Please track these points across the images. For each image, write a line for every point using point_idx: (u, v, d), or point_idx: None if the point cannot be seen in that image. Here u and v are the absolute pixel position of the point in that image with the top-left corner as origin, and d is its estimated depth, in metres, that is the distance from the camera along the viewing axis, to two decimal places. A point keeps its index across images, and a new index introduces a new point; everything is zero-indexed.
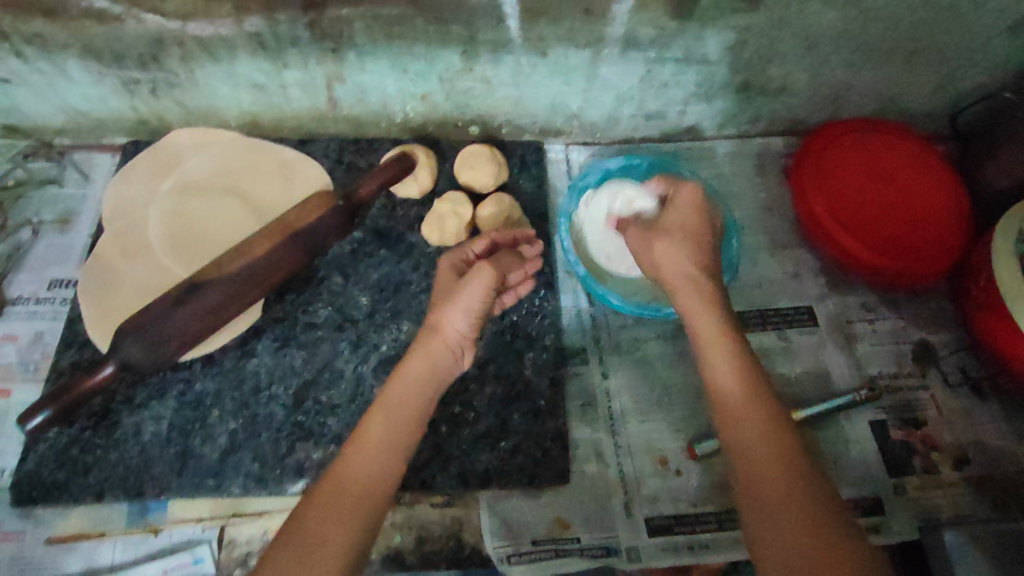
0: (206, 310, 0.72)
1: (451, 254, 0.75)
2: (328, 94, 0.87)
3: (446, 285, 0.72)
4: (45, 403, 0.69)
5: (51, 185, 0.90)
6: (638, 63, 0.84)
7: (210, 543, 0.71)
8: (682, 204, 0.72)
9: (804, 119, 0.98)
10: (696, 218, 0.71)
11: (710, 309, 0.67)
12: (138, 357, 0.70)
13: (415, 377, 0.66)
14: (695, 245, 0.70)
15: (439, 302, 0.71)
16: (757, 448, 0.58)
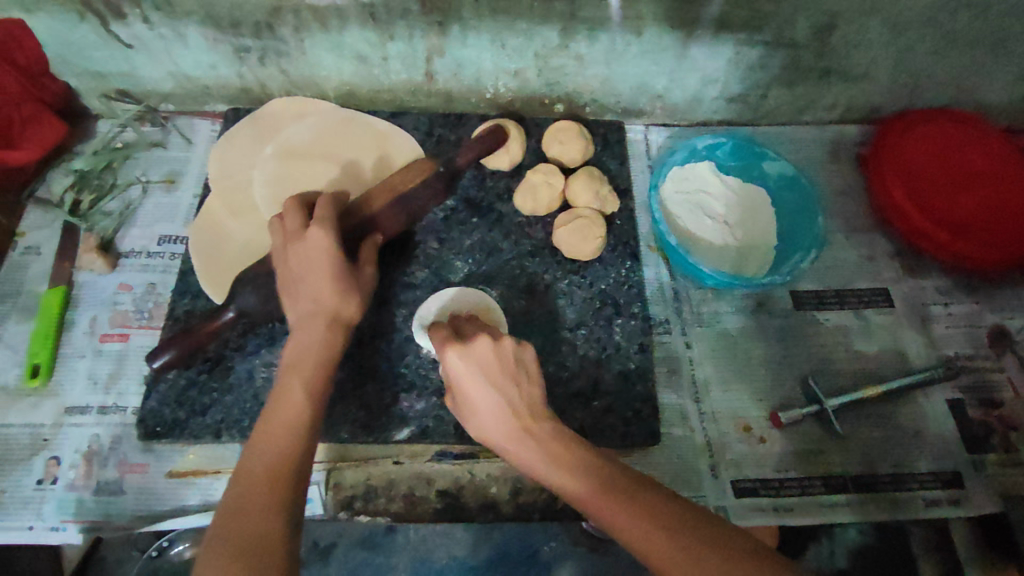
0: None
1: (324, 228, 0.68)
2: (426, 68, 0.89)
3: (329, 263, 0.67)
4: (169, 344, 0.73)
5: (156, 148, 0.93)
6: (729, 45, 0.86)
7: (319, 485, 0.76)
8: (478, 357, 0.59)
9: (882, 107, 0.99)
10: (496, 373, 0.58)
11: (552, 458, 0.55)
12: (255, 307, 0.73)
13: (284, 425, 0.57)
14: (522, 441, 0.56)
15: (313, 281, 0.66)
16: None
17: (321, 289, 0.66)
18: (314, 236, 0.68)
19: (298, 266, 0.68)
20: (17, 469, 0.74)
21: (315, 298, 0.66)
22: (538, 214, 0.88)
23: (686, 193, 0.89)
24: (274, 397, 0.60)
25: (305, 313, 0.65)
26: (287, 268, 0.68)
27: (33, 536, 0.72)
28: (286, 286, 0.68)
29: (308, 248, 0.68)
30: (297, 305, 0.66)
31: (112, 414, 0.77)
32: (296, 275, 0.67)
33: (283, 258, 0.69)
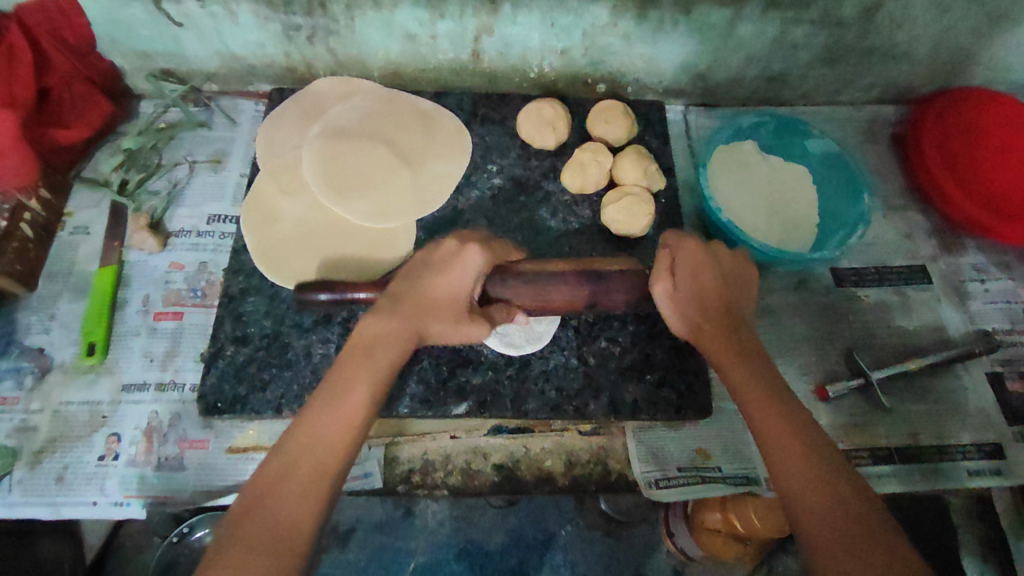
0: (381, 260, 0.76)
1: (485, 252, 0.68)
2: (474, 47, 0.90)
3: (462, 286, 0.66)
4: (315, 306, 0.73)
5: (201, 128, 0.93)
6: (775, 23, 0.86)
7: (377, 460, 0.77)
8: (703, 257, 0.68)
9: (917, 87, 1.01)
10: (706, 279, 0.67)
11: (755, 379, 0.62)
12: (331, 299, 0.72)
13: (334, 422, 0.58)
14: (713, 323, 0.66)
15: (435, 278, 0.67)
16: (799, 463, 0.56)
17: (440, 290, 0.66)
18: (474, 250, 0.68)
19: (436, 263, 0.68)
20: (79, 445, 0.75)
21: (425, 294, 0.66)
22: (584, 193, 0.88)
23: (730, 168, 0.90)
24: (340, 374, 0.61)
25: (403, 302, 0.66)
26: (428, 252, 0.69)
27: (97, 511, 0.73)
28: (418, 264, 0.69)
29: (458, 255, 0.68)
30: (406, 283, 0.67)
31: (170, 391, 0.78)
32: (426, 263, 0.68)
33: (427, 250, 0.70)
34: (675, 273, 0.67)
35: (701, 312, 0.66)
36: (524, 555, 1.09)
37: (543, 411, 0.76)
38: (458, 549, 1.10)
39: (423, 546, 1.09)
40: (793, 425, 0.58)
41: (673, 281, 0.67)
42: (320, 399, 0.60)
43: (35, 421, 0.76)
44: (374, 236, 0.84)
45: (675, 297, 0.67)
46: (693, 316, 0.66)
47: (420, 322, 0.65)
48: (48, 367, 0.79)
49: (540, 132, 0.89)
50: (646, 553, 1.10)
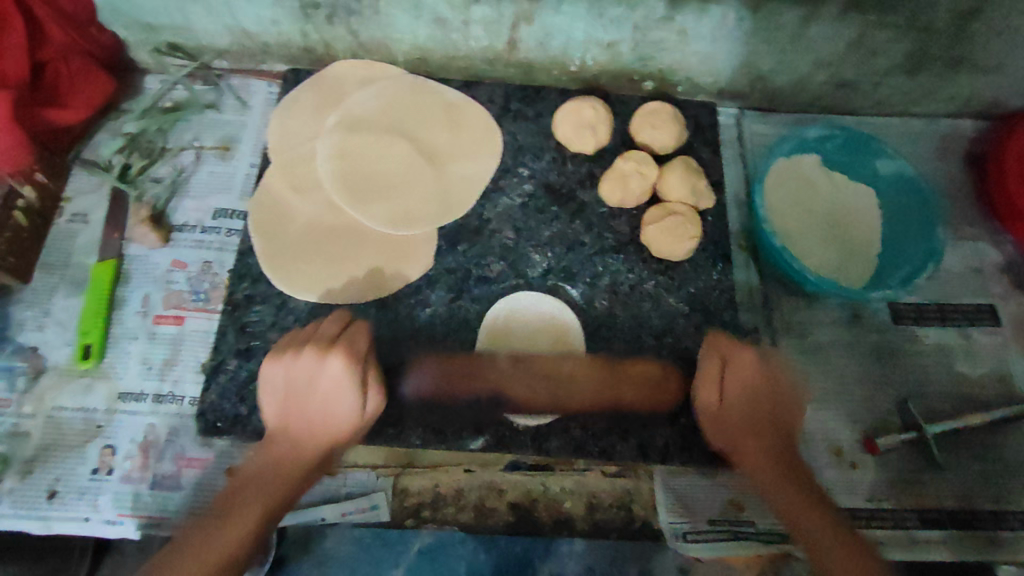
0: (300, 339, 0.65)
1: (348, 363, 0.62)
2: (511, 35, 0.81)
3: (346, 406, 0.63)
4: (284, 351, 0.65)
5: (209, 110, 0.86)
6: (853, 27, 0.76)
7: (385, 492, 0.73)
8: (757, 383, 0.65)
9: (1004, 101, 0.89)
10: (750, 381, 0.65)
11: (801, 484, 0.62)
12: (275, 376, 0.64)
13: (282, 454, 0.62)
14: (761, 441, 0.64)
15: (309, 411, 0.63)
16: (840, 559, 0.56)
17: (313, 407, 0.63)
18: (332, 365, 0.62)
19: (306, 384, 0.63)
20: (71, 456, 0.70)
21: (312, 422, 0.63)
22: (624, 207, 0.80)
23: (787, 187, 0.81)
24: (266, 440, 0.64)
25: (294, 425, 0.63)
26: (287, 374, 0.64)
27: (89, 528, 0.69)
28: (280, 392, 0.64)
29: (318, 372, 0.63)
30: (286, 413, 0.64)
31: (168, 403, 0.73)
32: (299, 388, 0.63)
33: (292, 354, 0.64)
34: (724, 387, 0.66)
35: (752, 381, 0.65)
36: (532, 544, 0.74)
37: (565, 451, 0.70)
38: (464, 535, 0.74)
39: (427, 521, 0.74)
40: (848, 550, 0.57)
41: (721, 395, 0.66)
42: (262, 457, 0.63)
43: (26, 427, 0.71)
44: (393, 243, 0.77)
45: (723, 409, 0.66)
46: (738, 390, 0.65)
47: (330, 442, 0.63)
48: (41, 369, 0.74)
49: (579, 135, 0.81)
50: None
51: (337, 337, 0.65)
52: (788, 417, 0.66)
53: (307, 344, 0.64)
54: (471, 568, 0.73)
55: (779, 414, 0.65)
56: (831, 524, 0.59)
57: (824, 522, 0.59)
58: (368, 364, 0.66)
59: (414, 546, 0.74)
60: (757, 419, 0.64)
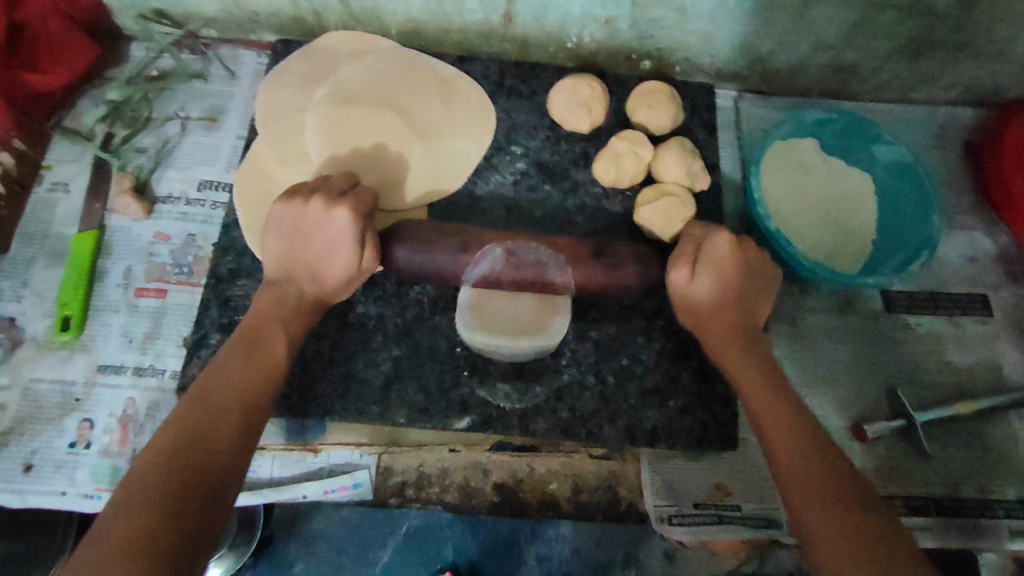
0: (294, 216, 0.65)
1: (353, 218, 0.63)
2: (506, 8, 0.79)
3: (344, 258, 0.64)
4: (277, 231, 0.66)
5: (196, 80, 0.84)
6: (855, 8, 0.74)
7: (369, 470, 0.72)
8: (728, 258, 0.67)
9: (1004, 90, 0.88)
10: (729, 287, 0.67)
11: (756, 365, 0.64)
12: (273, 256, 0.66)
13: (262, 316, 0.63)
14: (727, 324, 0.67)
15: (313, 240, 0.65)
16: (779, 429, 0.59)
17: (314, 249, 0.65)
18: (339, 218, 0.63)
19: (311, 229, 0.65)
20: (49, 429, 0.69)
21: (313, 266, 0.65)
22: (618, 187, 0.79)
23: (784, 171, 0.80)
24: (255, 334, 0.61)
25: (299, 271, 0.66)
26: (294, 215, 0.65)
27: (65, 502, 0.67)
28: (286, 229, 0.65)
29: (325, 222, 0.64)
30: (291, 253, 0.66)
31: (149, 377, 0.71)
32: (302, 230, 0.65)
33: (295, 209, 0.65)
34: (697, 264, 0.67)
35: (734, 264, 0.67)
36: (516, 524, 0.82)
37: (553, 432, 0.69)
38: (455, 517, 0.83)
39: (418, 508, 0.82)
40: (784, 409, 0.60)
41: (694, 273, 0.67)
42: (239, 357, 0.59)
43: (2, 398, 0.70)
44: (382, 217, 0.76)
45: (692, 290, 0.67)
46: (716, 271, 0.67)
47: (320, 291, 0.66)
48: (18, 339, 0.72)
49: (574, 113, 0.79)
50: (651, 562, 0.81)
51: (344, 193, 0.66)
52: (758, 294, 0.69)
53: (315, 194, 0.65)
54: (456, 550, 0.82)
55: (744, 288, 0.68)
56: (774, 397, 0.61)
57: (764, 384, 0.62)
58: (369, 224, 0.66)
59: (402, 528, 0.83)
60: (725, 303, 0.67)
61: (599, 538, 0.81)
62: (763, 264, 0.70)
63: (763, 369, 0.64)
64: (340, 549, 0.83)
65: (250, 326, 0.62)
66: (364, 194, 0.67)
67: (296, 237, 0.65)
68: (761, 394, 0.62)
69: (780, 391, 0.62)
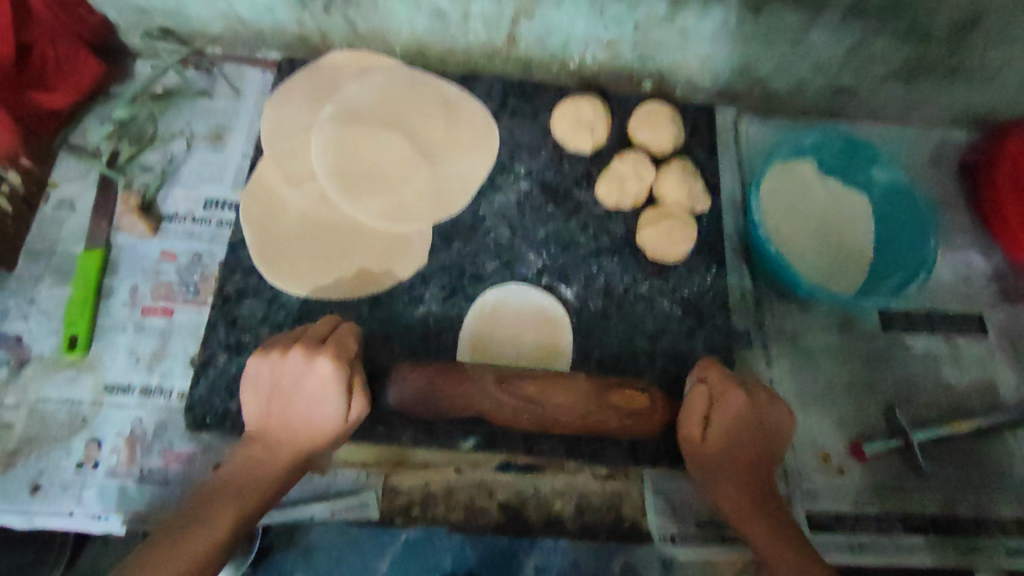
0: (272, 365, 0.64)
1: (337, 365, 0.61)
2: (511, 30, 0.80)
3: (330, 410, 0.62)
4: (255, 392, 0.64)
5: (201, 98, 0.84)
6: (853, 33, 0.76)
7: (374, 490, 0.72)
8: (733, 420, 0.66)
9: (998, 111, 0.90)
10: (741, 428, 0.66)
11: (758, 511, 0.63)
12: (252, 403, 0.64)
13: (264, 465, 0.61)
14: (738, 460, 0.65)
15: (296, 406, 0.63)
16: (794, 560, 0.59)
17: (291, 414, 0.63)
18: (320, 368, 0.61)
19: (292, 383, 0.63)
20: (56, 449, 0.69)
21: (292, 422, 0.63)
22: (620, 208, 0.80)
23: (783, 194, 0.81)
24: (256, 441, 0.63)
25: (276, 428, 0.63)
26: (274, 370, 0.63)
27: (73, 522, 0.67)
28: (265, 390, 0.64)
29: (307, 372, 0.62)
30: (269, 414, 0.64)
31: (156, 397, 0.72)
32: (285, 386, 0.63)
33: (275, 361, 0.63)
34: (710, 411, 0.66)
35: (741, 397, 0.66)
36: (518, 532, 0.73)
37: (556, 452, 0.70)
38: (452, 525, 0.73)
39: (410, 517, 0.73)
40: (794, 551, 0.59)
41: (705, 423, 0.66)
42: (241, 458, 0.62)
43: (9, 418, 0.70)
44: (385, 238, 0.76)
45: (704, 439, 0.66)
46: (719, 415, 0.66)
47: (299, 452, 0.62)
48: (24, 359, 0.72)
49: (577, 134, 0.80)
50: None
51: (327, 341, 0.64)
52: (776, 453, 0.68)
53: (295, 345, 0.63)
54: (455, 562, 0.72)
55: (761, 457, 0.67)
56: (784, 534, 0.61)
57: (778, 535, 0.61)
58: (353, 367, 0.64)
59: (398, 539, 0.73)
60: (738, 449, 0.66)
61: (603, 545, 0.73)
62: (773, 419, 0.67)
63: (776, 521, 0.62)
64: (314, 562, 0.71)
65: (249, 438, 0.63)
66: (348, 337, 0.66)
67: (280, 372, 0.63)
68: (767, 535, 0.61)
69: (788, 535, 0.61)
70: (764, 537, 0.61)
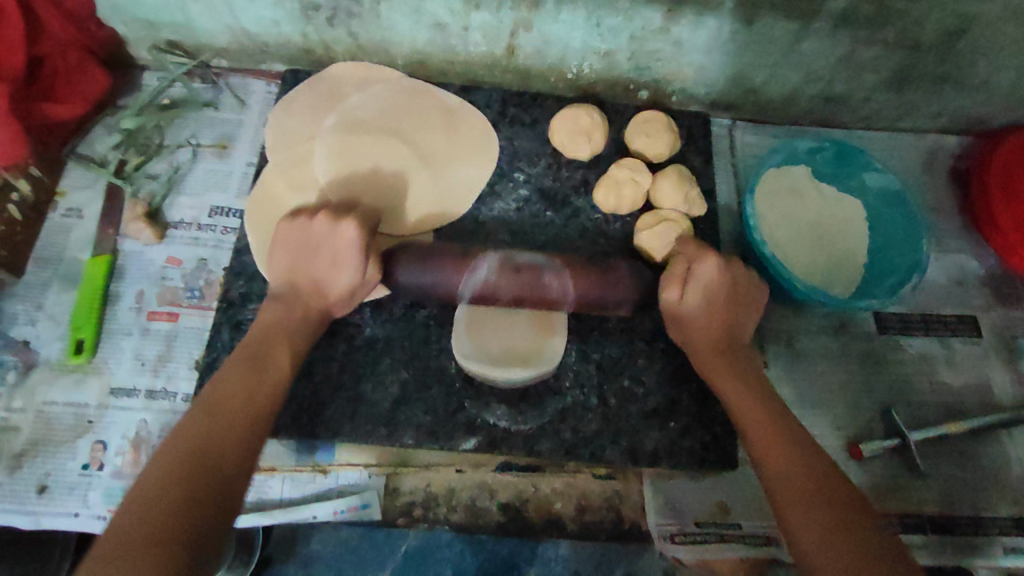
0: (297, 237, 0.67)
1: (360, 231, 0.65)
2: (509, 42, 0.82)
3: (347, 269, 0.65)
4: (281, 249, 0.68)
5: (207, 108, 0.86)
6: (844, 42, 0.78)
7: (377, 489, 0.73)
8: (717, 284, 0.68)
9: (987, 119, 0.92)
10: (719, 301, 0.68)
11: (744, 386, 0.65)
12: (279, 265, 0.68)
13: (282, 333, 0.64)
14: (713, 333, 0.69)
15: (315, 261, 0.66)
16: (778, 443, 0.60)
17: (318, 267, 0.66)
18: (345, 231, 0.65)
19: (315, 239, 0.67)
20: (62, 451, 0.70)
21: (316, 278, 0.67)
22: (618, 213, 0.81)
23: (777, 198, 0.83)
24: (257, 350, 0.62)
25: (300, 282, 0.67)
26: (302, 228, 0.67)
27: (78, 524, 0.68)
28: (290, 246, 0.68)
29: (332, 236, 0.66)
30: (293, 268, 0.67)
31: (161, 400, 0.73)
32: (308, 245, 0.67)
33: (302, 228, 0.67)
34: (688, 283, 0.69)
35: (716, 276, 0.68)
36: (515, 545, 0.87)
37: (556, 453, 0.70)
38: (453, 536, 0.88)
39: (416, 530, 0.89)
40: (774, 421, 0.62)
41: (684, 292, 0.69)
42: (242, 362, 0.61)
43: (16, 421, 0.71)
44: (387, 244, 0.77)
45: (683, 310, 0.69)
46: (703, 286, 0.68)
47: (316, 310, 0.67)
48: (32, 363, 0.73)
49: (575, 141, 0.82)
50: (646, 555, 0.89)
51: (350, 211, 0.68)
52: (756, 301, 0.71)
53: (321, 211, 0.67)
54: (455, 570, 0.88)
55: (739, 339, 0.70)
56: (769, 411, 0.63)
57: (755, 408, 0.63)
58: (371, 240, 0.68)
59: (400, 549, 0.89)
60: (718, 303, 0.68)
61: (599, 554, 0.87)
62: (749, 285, 0.70)
63: (766, 398, 0.64)
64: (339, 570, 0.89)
65: (264, 330, 0.64)
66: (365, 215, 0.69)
67: (308, 232, 0.67)
68: (755, 413, 0.63)
69: (772, 411, 0.63)
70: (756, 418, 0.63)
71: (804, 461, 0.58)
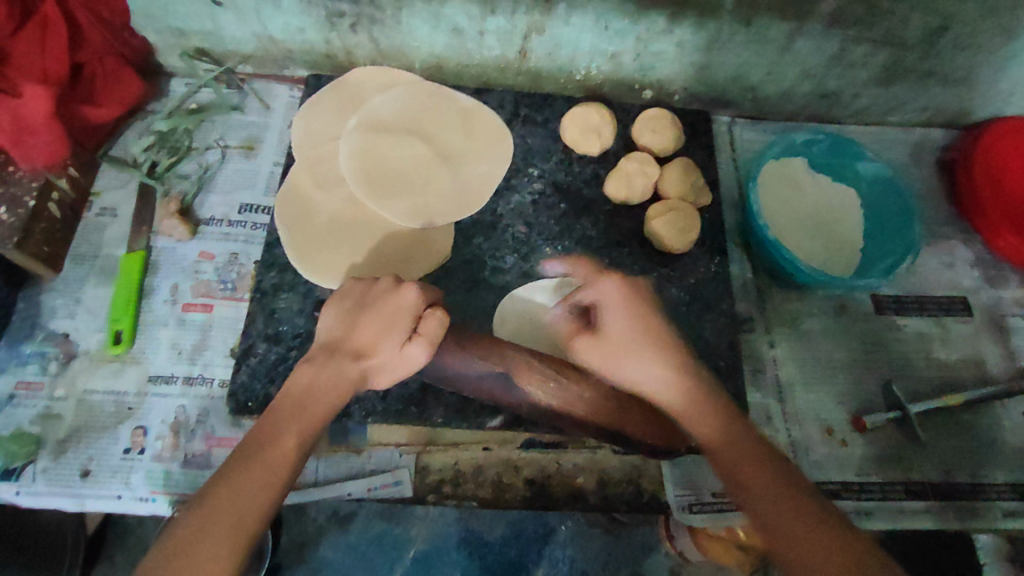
0: (354, 299, 0.66)
1: (421, 294, 0.65)
2: (523, 45, 0.87)
3: (391, 340, 0.63)
4: (332, 302, 0.67)
5: (234, 112, 0.90)
6: (835, 40, 0.83)
7: (408, 468, 0.77)
8: (617, 304, 0.67)
9: (970, 112, 0.98)
10: (661, 373, 0.65)
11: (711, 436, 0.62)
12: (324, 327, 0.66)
13: (314, 390, 0.61)
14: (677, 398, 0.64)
15: (366, 321, 0.64)
16: (766, 501, 0.57)
17: (362, 334, 0.64)
18: (407, 293, 0.65)
19: (374, 295, 0.66)
20: (104, 436, 0.73)
21: (357, 338, 0.64)
22: (629, 205, 0.86)
23: (777, 187, 0.88)
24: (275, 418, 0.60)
25: (340, 342, 0.64)
26: (363, 286, 0.67)
27: (122, 505, 0.71)
28: (348, 302, 0.66)
29: (390, 295, 0.65)
30: (341, 323, 0.65)
31: (199, 386, 0.76)
32: (361, 300, 0.66)
33: (365, 287, 0.67)
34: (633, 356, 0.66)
35: (647, 349, 0.65)
36: (523, 547, 1.00)
37: (579, 428, 0.74)
38: (458, 538, 1.00)
39: (424, 533, 1.00)
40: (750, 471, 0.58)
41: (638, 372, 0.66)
42: (245, 447, 0.58)
43: (58, 409, 0.74)
44: (411, 236, 0.81)
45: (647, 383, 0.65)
46: (640, 360, 0.65)
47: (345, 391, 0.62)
48: (72, 353, 0.76)
49: (586, 138, 0.87)
50: (644, 553, 1.02)
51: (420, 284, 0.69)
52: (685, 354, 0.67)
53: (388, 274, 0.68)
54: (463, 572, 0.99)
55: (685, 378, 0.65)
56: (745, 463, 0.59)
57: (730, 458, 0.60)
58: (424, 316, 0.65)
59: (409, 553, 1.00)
60: (662, 370, 0.65)
61: (606, 553, 1.02)
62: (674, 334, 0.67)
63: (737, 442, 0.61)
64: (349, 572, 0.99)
65: (298, 380, 0.62)
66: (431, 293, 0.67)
67: (363, 295, 0.66)
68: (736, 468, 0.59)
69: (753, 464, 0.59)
70: (816, 544, 0.54)
71: (802, 522, 0.55)
